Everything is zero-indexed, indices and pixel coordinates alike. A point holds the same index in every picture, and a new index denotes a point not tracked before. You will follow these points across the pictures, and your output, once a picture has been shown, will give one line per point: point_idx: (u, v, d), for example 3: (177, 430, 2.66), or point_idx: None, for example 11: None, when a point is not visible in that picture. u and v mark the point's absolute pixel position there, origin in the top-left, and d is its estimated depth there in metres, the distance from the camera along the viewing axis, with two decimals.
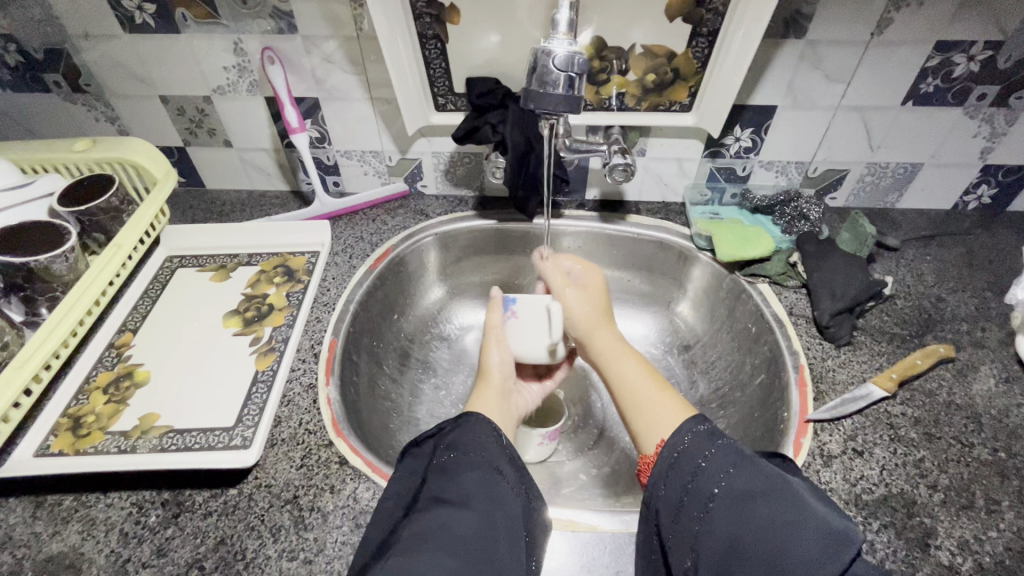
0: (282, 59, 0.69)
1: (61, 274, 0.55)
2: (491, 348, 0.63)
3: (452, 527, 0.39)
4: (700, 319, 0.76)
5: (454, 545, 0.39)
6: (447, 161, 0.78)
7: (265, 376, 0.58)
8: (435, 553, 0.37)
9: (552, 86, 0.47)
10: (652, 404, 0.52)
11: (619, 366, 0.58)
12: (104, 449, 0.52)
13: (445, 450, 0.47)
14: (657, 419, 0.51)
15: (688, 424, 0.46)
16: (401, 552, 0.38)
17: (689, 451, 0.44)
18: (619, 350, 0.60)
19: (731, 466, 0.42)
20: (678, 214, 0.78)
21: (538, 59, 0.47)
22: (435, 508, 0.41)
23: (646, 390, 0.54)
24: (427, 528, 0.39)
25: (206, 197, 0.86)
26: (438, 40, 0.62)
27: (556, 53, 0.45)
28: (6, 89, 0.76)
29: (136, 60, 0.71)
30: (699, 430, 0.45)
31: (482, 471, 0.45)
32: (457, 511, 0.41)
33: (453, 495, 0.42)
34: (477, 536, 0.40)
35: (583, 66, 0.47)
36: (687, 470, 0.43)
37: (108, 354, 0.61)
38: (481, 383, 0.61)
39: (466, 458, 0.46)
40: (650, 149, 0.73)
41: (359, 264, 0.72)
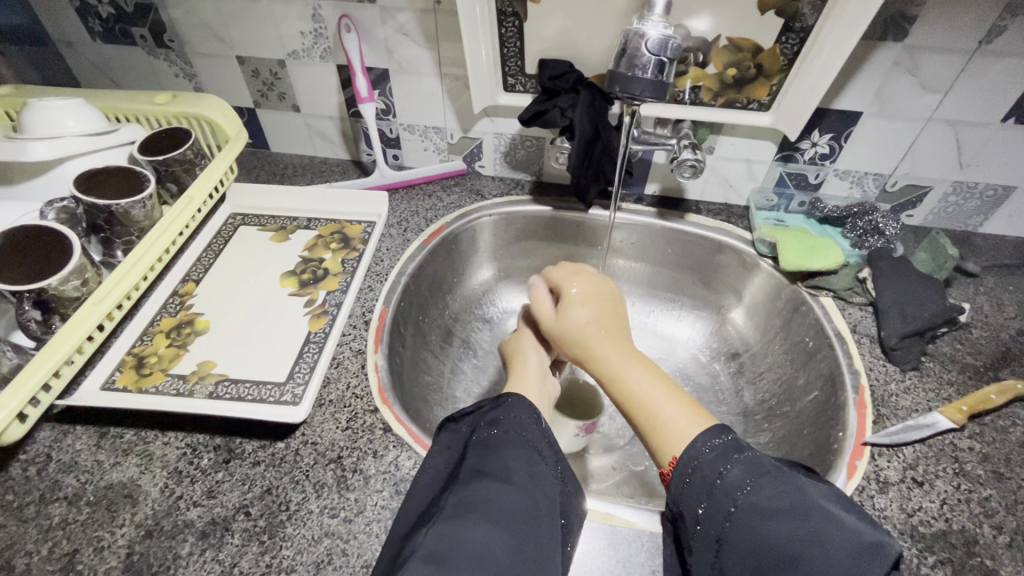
0: (358, 27, 0.69)
1: (137, 219, 0.57)
2: (526, 339, 0.62)
3: (495, 500, 0.39)
4: (753, 327, 0.74)
5: (497, 518, 0.38)
6: (508, 143, 0.78)
7: (317, 337, 0.59)
8: (483, 523, 0.37)
9: (641, 70, 0.45)
10: (657, 411, 0.47)
11: (621, 372, 0.50)
12: (163, 390, 0.54)
13: (486, 427, 0.46)
14: (670, 432, 0.45)
15: (703, 437, 0.43)
16: (446, 517, 0.37)
17: (705, 466, 0.42)
18: (624, 351, 0.52)
19: (749, 481, 0.39)
20: (740, 217, 0.76)
21: (630, 40, 0.46)
22: (480, 481, 0.41)
23: (658, 395, 0.48)
24: (472, 496, 0.39)
25: (270, 159, 0.88)
26: (517, 19, 0.61)
27: (650, 36, 0.44)
28: (97, 40, 0.79)
29: (218, 20, 0.73)
30: (715, 445, 0.42)
31: (525, 450, 0.44)
32: (500, 485, 0.41)
33: (496, 469, 0.42)
34: (519, 509, 0.39)
35: (675, 51, 0.45)
36: (704, 485, 0.41)
37: (172, 301, 0.63)
38: (518, 363, 0.59)
39: (511, 437, 0.45)
40: (719, 147, 0.71)
41: (412, 238, 0.73)
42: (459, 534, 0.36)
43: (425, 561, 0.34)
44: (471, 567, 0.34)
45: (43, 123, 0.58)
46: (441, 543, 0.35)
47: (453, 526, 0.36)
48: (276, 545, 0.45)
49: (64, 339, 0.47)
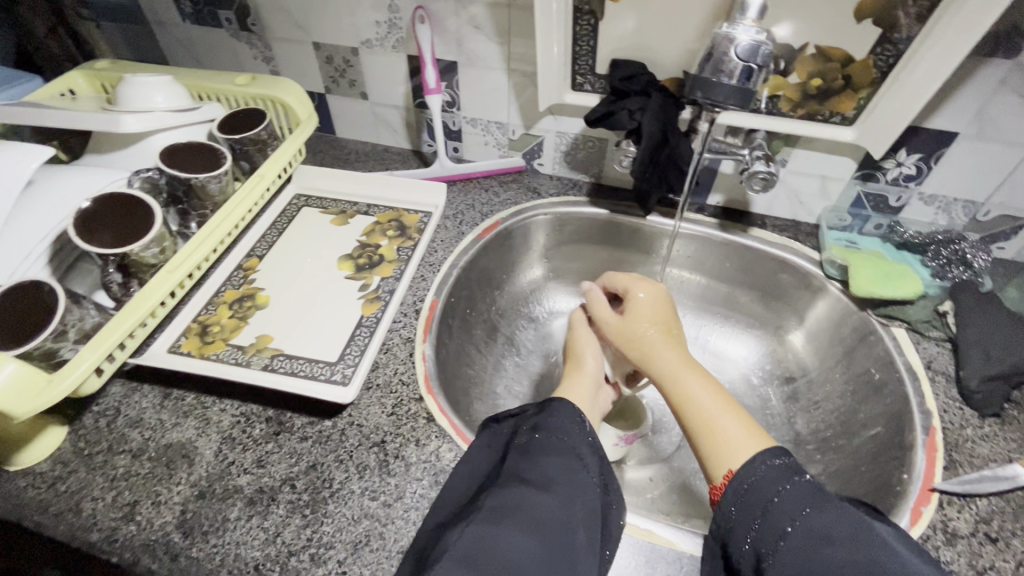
0: (431, 19, 0.70)
1: (212, 194, 0.60)
2: (586, 341, 0.61)
3: (529, 506, 0.38)
4: (812, 353, 0.70)
5: (531, 525, 0.38)
6: (569, 143, 0.77)
7: (369, 322, 0.60)
8: (516, 531, 0.37)
9: (727, 76, 0.44)
10: (718, 427, 0.45)
11: (679, 385, 0.50)
12: (223, 358, 0.57)
13: (527, 431, 0.45)
14: (725, 448, 0.44)
15: (765, 454, 0.42)
16: (482, 520, 0.37)
17: (762, 484, 0.40)
18: (677, 365, 0.51)
19: (809, 505, 0.38)
20: (808, 236, 0.72)
21: (718, 44, 0.44)
22: (514, 485, 0.40)
23: (713, 411, 0.47)
24: (509, 501, 0.39)
25: (335, 144, 0.91)
26: (593, 17, 0.61)
27: (741, 40, 0.43)
28: (186, 21, 0.84)
29: (298, 6, 0.75)
30: (775, 463, 0.41)
31: (567, 457, 0.43)
32: (537, 491, 0.40)
33: (534, 474, 0.41)
34: (555, 516, 0.39)
35: (766, 57, 0.44)
36: (758, 503, 0.40)
37: (236, 275, 0.66)
38: (574, 368, 0.59)
39: (551, 443, 0.44)
40: (793, 160, 0.68)
41: (467, 231, 0.73)
42: (493, 540, 0.36)
43: (456, 562, 0.35)
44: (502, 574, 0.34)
45: (135, 98, 0.62)
46: (474, 545, 0.36)
47: (487, 530, 0.37)
48: (317, 520, 0.46)
49: (140, 303, 0.50)
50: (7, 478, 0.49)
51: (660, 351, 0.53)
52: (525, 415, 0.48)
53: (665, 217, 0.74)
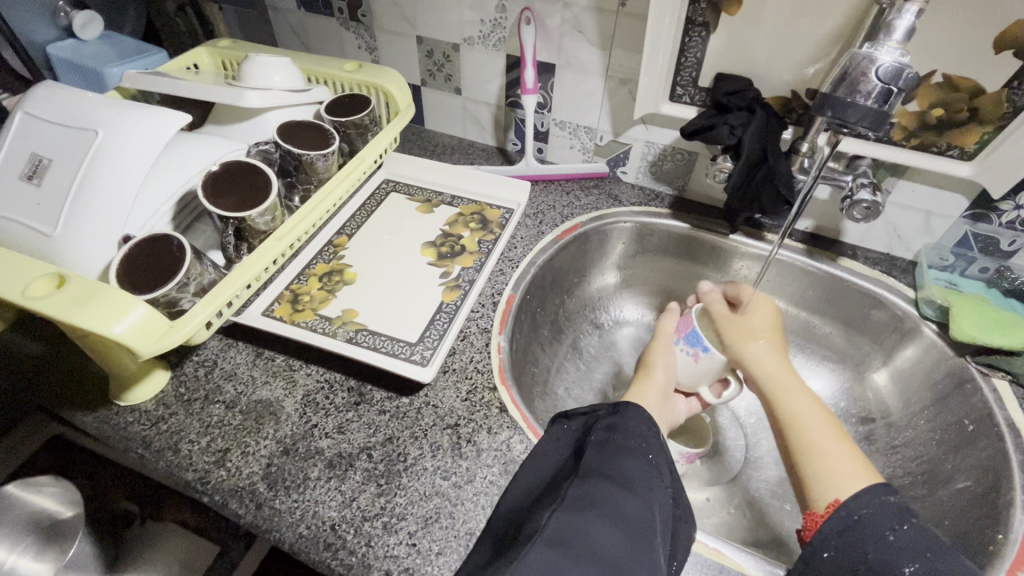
0: (537, 20, 0.71)
1: (318, 171, 0.63)
2: (660, 352, 0.60)
3: (614, 501, 0.38)
4: (895, 395, 0.67)
5: (617, 519, 0.37)
6: (657, 153, 0.76)
7: (449, 308, 0.62)
8: (602, 523, 0.37)
9: (862, 98, 0.44)
10: (826, 450, 0.47)
11: (789, 402, 0.52)
12: (312, 326, 0.59)
13: (604, 430, 0.46)
14: (831, 477, 0.45)
15: (876, 489, 0.43)
16: (566, 509, 0.38)
17: (874, 520, 0.41)
18: (786, 378, 0.54)
19: (929, 551, 0.38)
20: (902, 272, 0.69)
21: (856, 65, 0.44)
22: (598, 480, 0.40)
23: (822, 436, 0.49)
24: (592, 493, 0.39)
25: (422, 135, 0.94)
26: (705, 29, 0.60)
27: (883, 62, 0.42)
28: (300, 8, 0.89)
29: (409, 1, 0.78)
30: (887, 501, 0.42)
31: (645, 461, 0.43)
32: (619, 489, 0.40)
33: (614, 472, 0.41)
34: (638, 515, 0.38)
35: (908, 81, 0.43)
36: (869, 539, 0.40)
37: (327, 250, 0.69)
38: (642, 376, 0.59)
39: (629, 444, 0.44)
40: (898, 192, 0.65)
41: (547, 231, 0.74)
42: (583, 528, 0.36)
43: (547, 544, 0.35)
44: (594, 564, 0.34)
45: (258, 75, 0.66)
46: (562, 530, 0.36)
47: (578, 517, 0.37)
48: (391, 491, 0.48)
49: (251, 265, 0.53)
50: (116, 413, 0.53)
51: (774, 365, 0.55)
52: (598, 415, 0.48)
53: (764, 243, 0.72)
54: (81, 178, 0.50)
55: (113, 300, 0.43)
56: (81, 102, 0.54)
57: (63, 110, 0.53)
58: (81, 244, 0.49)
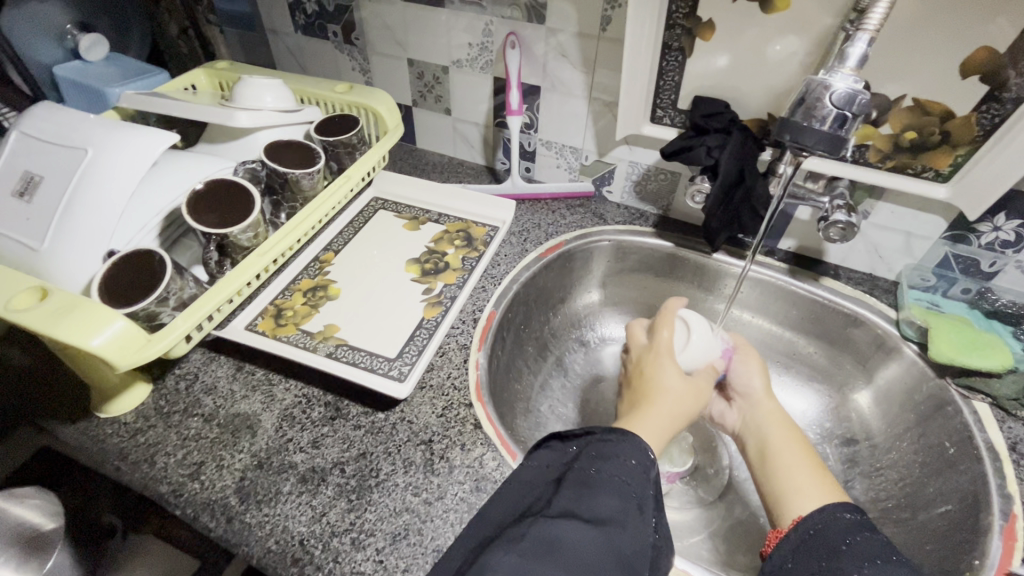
0: (522, 44, 0.73)
1: (304, 189, 0.65)
2: (671, 371, 0.57)
3: (575, 547, 0.36)
4: (879, 416, 0.66)
5: (573, 565, 0.35)
6: (641, 173, 0.78)
7: (429, 324, 0.62)
8: (557, 569, 0.34)
9: (819, 122, 0.45)
10: (794, 473, 0.52)
11: (769, 432, 0.57)
12: (293, 341, 0.60)
13: (589, 464, 0.43)
14: (802, 493, 0.49)
15: (836, 508, 0.44)
16: (522, 551, 0.35)
17: (831, 532, 0.42)
18: (777, 418, 0.59)
19: (879, 557, 0.38)
20: (884, 292, 0.69)
21: (813, 91, 0.45)
22: (566, 519, 0.38)
23: (797, 461, 0.53)
24: (553, 534, 0.36)
25: (413, 153, 0.96)
26: (681, 54, 0.62)
27: (836, 88, 0.44)
28: (297, 31, 0.92)
29: (400, 25, 0.81)
30: (846, 517, 0.43)
31: (623, 500, 0.41)
32: (584, 529, 0.37)
33: (588, 509, 0.39)
34: (601, 561, 0.36)
35: (862, 106, 0.44)
36: (826, 549, 0.41)
37: (313, 266, 0.70)
38: (652, 394, 0.55)
39: (612, 481, 0.42)
40: (876, 213, 0.65)
41: (531, 249, 0.75)
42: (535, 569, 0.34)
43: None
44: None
45: (250, 97, 0.68)
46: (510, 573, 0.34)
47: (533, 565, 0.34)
48: (362, 506, 0.48)
49: (233, 279, 0.54)
50: (96, 424, 0.54)
51: (766, 403, 0.60)
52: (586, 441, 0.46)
53: (738, 258, 0.73)
54: (69, 195, 0.52)
55: (92, 316, 0.45)
56: (72, 122, 0.55)
57: (55, 128, 0.55)
58: (65, 260, 0.50)
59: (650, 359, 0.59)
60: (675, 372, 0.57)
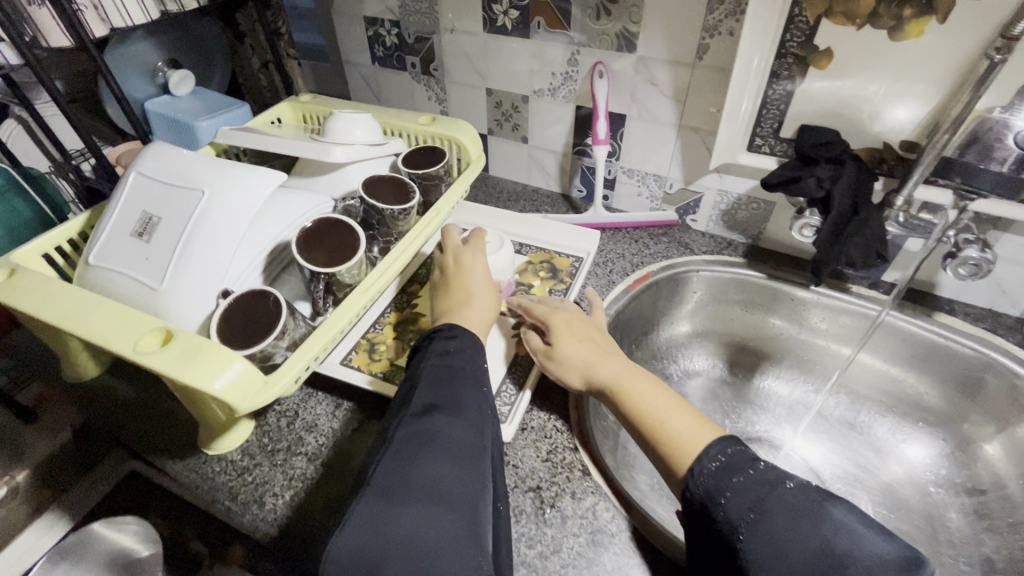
0: (609, 73, 0.72)
1: (398, 224, 0.65)
2: (477, 272, 0.60)
3: (446, 434, 0.41)
4: (1011, 467, 0.60)
5: (447, 451, 0.40)
6: (730, 202, 0.75)
7: (525, 361, 0.61)
8: (434, 457, 0.39)
9: None
10: (671, 424, 0.46)
11: (625, 390, 0.51)
12: (390, 378, 0.59)
13: (435, 371, 0.47)
14: (691, 439, 0.45)
15: (707, 450, 0.43)
16: (400, 449, 0.40)
17: (711, 469, 0.41)
18: (621, 368, 0.53)
19: (754, 508, 0.38)
20: (1010, 331, 0.64)
21: None
22: (430, 418, 0.42)
23: (664, 411, 0.48)
24: (424, 430, 0.41)
25: (486, 180, 0.95)
26: (790, 82, 0.59)
27: None
28: (375, 63, 0.94)
29: (482, 56, 0.81)
30: (718, 457, 0.42)
31: (475, 388, 0.46)
32: (448, 419, 0.42)
33: (448, 402, 0.44)
34: (461, 441, 0.41)
35: None
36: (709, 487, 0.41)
37: (400, 298, 0.70)
38: (464, 298, 0.58)
39: (464, 374, 0.47)
40: (1004, 246, 0.60)
41: (618, 281, 0.73)
42: (411, 466, 0.38)
43: (376, 497, 0.37)
44: (422, 502, 0.36)
45: (343, 132, 0.69)
46: (394, 476, 0.38)
47: (408, 463, 0.39)
48: None
49: (339, 317, 0.54)
50: (204, 460, 0.55)
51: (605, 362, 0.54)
52: (433, 337, 0.51)
53: (865, 300, 0.68)
54: (185, 234, 0.53)
55: (216, 357, 0.45)
56: (185, 162, 0.57)
57: (171, 168, 0.57)
58: (183, 299, 0.51)
59: (462, 257, 0.62)
60: (480, 263, 0.61)
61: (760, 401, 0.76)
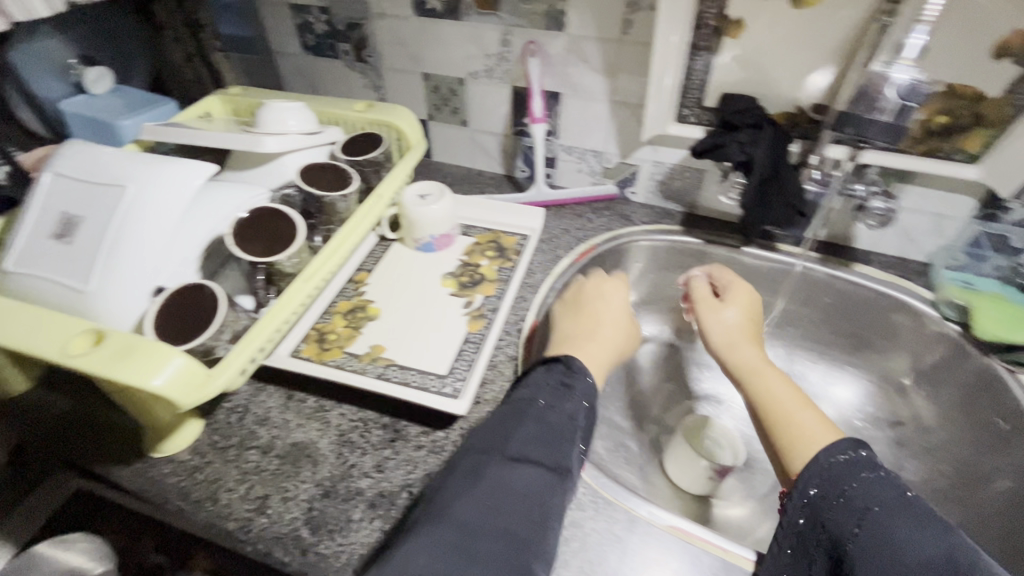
0: (541, 53, 0.74)
1: (339, 211, 0.64)
2: (599, 285, 0.66)
3: (526, 480, 0.42)
4: (924, 398, 0.67)
5: (513, 491, 0.42)
6: (665, 173, 0.78)
7: (475, 338, 0.62)
8: (499, 499, 0.41)
9: (879, 113, 0.55)
10: (797, 419, 0.49)
11: (757, 379, 0.54)
12: (341, 365, 0.59)
13: (532, 416, 0.48)
14: (807, 442, 0.47)
15: (832, 449, 0.45)
16: (475, 489, 0.41)
17: (841, 467, 0.43)
18: (759, 362, 0.56)
19: (880, 505, 0.40)
20: (917, 275, 0.70)
21: (873, 81, 0.53)
22: (513, 462, 0.43)
23: (798, 410, 0.50)
24: (503, 473, 0.42)
25: (429, 166, 0.95)
26: (708, 53, 0.62)
27: (899, 82, 0.52)
28: (306, 51, 0.92)
29: (415, 40, 0.81)
30: (841, 458, 0.44)
31: (563, 434, 0.47)
32: (537, 468, 0.43)
33: (541, 452, 0.45)
34: (533, 486, 0.42)
35: (922, 96, 0.53)
36: (834, 494, 0.43)
37: (348, 287, 0.70)
38: (577, 310, 0.63)
39: (550, 420, 0.48)
40: (906, 197, 0.66)
41: (563, 255, 0.75)
42: (472, 501, 0.40)
43: (441, 526, 0.38)
44: (484, 541, 0.38)
45: (275, 122, 0.68)
46: (463, 512, 0.39)
47: (468, 498, 0.40)
48: None
49: (282, 307, 0.54)
50: (151, 464, 0.53)
51: (748, 351, 0.58)
52: (553, 368, 0.54)
53: (795, 258, 0.73)
54: (110, 233, 0.51)
55: (152, 355, 0.44)
56: (104, 158, 0.54)
57: (90, 166, 0.54)
58: (114, 300, 0.50)
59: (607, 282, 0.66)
60: (620, 300, 0.64)
61: (706, 360, 0.81)
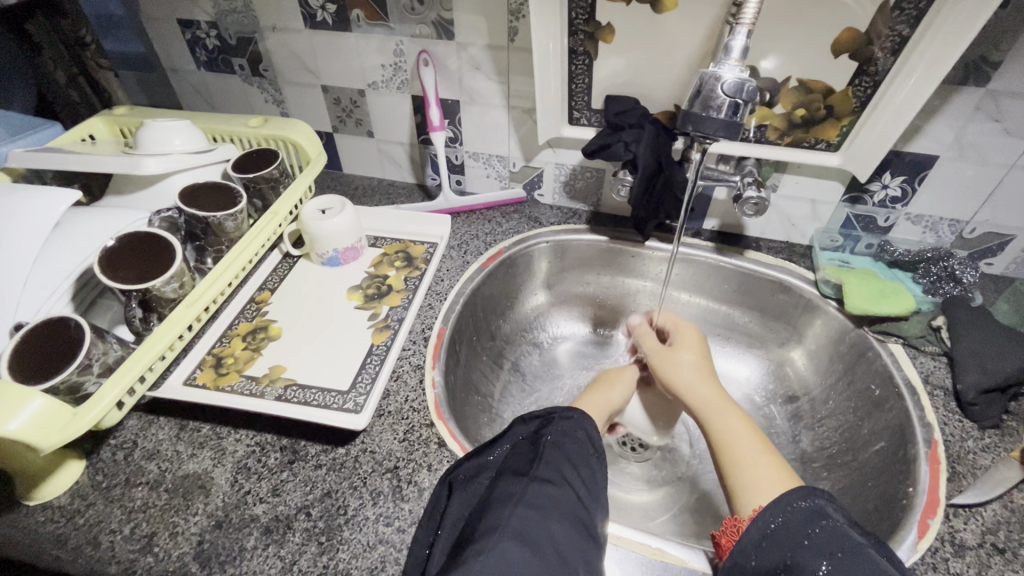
0: (434, 61, 0.74)
1: (228, 230, 0.62)
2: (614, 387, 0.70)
3: (550, 492, 0.40)
4: (815, 371, 0.71)
5: (571, 516, 0.39)
6: (568, 174, 0.80)
7: (379, 350, 0.62)
8: (545, 521, 0.38)
9: (715, 111, 0.50)
10: (750, 461, 0.48)
11: (722, 420, 0.53)
12: (237, 389, 0.58)
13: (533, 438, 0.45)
14: (758, 488, 0.46)
15: (792, 494, 0.41)
16: (529, 505, 0.38)
17: (787, 525, 0.40)
18: (716, 400, 0.55)
19: (839, 549, 0.37)
20: (801, 256, 0.74)
21: (706, 82, 0.51)
22: (515, 476, 0.41)
23: (751, 449, 0.49)
24: (547, 495, 0.39)
25: (341, 179, 0.94)
26: (587, 57, 0.64)
27: (726, 79, 0.49)
28: (201, 68, 0.89)
29: (309, 53, 0.80)
30: (800, 505, 0.40)
31: (584, 455, 0.45)
32: (570, 493, 0.40)
33: (577, 476, 0.42)
34: (582, 511, 0.40)
35: (751, 93, 0.49)
36: (786, 544, 0.39)
37: (249, 308, 0.68)
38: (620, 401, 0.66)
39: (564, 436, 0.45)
40: (783, 185, 0.71)
41: (472, 260, 0.75)
42: (542, 524, 0.37)
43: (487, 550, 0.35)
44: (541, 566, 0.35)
45: (156, 142, 0.65)
46: (525, 527, 0.37)
47: (510, 518, 0.37)
48: (333, 547, 0.46)
49: (161, 335, 0.52)
50: (26, 513, 0.50)
51: (724, 416, 0.53)
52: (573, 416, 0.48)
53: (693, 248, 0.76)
54: None
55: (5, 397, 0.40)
56: None
57: None
58: None
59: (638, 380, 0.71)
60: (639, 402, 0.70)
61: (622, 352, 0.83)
